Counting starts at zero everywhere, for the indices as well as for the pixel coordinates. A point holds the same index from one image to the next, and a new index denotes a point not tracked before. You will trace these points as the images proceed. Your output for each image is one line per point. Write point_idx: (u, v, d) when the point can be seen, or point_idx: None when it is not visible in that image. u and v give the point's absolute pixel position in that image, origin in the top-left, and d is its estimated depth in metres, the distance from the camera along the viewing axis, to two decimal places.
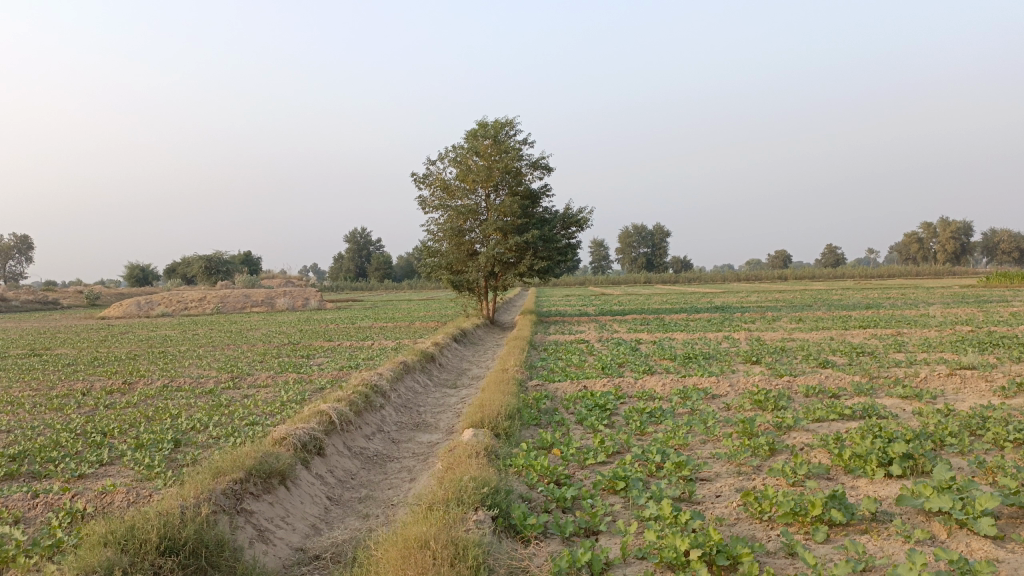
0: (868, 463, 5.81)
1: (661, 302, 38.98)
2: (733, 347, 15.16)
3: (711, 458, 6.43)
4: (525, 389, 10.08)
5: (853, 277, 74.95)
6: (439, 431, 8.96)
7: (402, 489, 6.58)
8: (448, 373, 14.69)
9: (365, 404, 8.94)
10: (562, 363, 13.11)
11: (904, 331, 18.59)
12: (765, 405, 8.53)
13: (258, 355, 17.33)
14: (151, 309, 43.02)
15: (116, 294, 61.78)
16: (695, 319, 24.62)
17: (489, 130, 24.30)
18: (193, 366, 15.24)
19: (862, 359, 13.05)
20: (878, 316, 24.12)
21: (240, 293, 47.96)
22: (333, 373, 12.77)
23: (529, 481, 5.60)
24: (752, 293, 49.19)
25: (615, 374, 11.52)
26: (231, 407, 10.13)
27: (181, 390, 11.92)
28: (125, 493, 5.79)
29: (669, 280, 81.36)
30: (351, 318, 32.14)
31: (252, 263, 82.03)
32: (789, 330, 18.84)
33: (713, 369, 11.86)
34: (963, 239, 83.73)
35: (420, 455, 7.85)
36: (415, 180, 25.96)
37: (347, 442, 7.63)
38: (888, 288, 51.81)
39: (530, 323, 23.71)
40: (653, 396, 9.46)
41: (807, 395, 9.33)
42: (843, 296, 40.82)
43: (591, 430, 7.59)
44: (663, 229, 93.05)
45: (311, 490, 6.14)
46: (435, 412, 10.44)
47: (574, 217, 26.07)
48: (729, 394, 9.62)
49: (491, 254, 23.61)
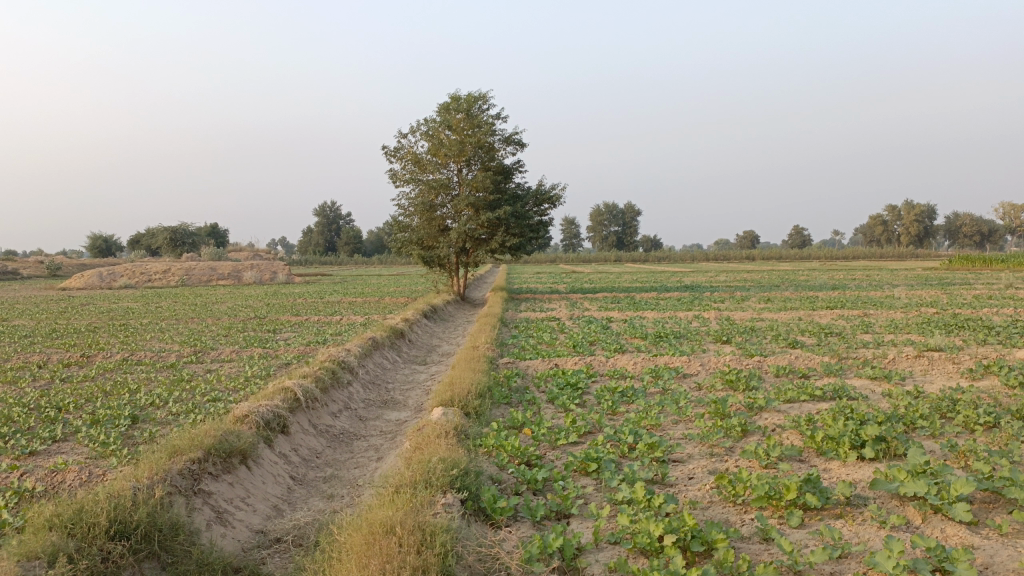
0: (841, 446, 5.78)
1: (632, 281, 38.99)
2: (704, 327, 15.15)
3: (684, 439, 6.35)
4: (496, 366, 9.92)
5: (820, 258, 75.94)
6: (407, 409, 8.77)
7: (368, 468, 6.41)
8: (417, 349, 14.50)
9: (332, 381, 8.72)
10: (533, 341, 13.00)
11: (870, 312, 18.78)
12: (736, 385, 8.48)
13: (222, 328, 16.96)
14: (113, 280, 42.09)
15: (77, 265, 60.42)
16: (665, 298, 24.65)
17: (462, 104, 23.94)
18: (155, 339, 14.87)
19: (831, 339, 13.11)
20: (845, 297, 24.39)
21: (206, 265, 47.11)
22: (300, 348, 12.51)
23: (500, 462, 5.46)
24: (721, 272, 49.60)
25: (587, 352, 11.43)
26: (193, 382, 9.85)
27: (142, 364, 11.59)
28: (78, 471, 5.54)
29: (639, 258, 81.69)
30: (320, 292, 31.71)
31: (219, 235, 80.66)
32: (758, 310, 18.92)
33: (684, 349, 11.82)
34: (926, 222, 85.17)
35: (387, 433, 7.68)
36: (386, 153, 25.52)
37: (312, 419, 7.42)
38: (852, 269, 52.56)
39: (500, 300, 23.54)
40: (624, 375, 9.37)
41: (778, 376, 9.31)
42: (810, 277, 41.27)
43: (562, 410, 7.47)
44: (634, 207, 93.26)
45: (274, 470, 5.94)
46: (404, 389, 10.25)
47: (547, 193, 25.87)
48: (700, 373, 9.56)
49: (463, 230, 23.35)
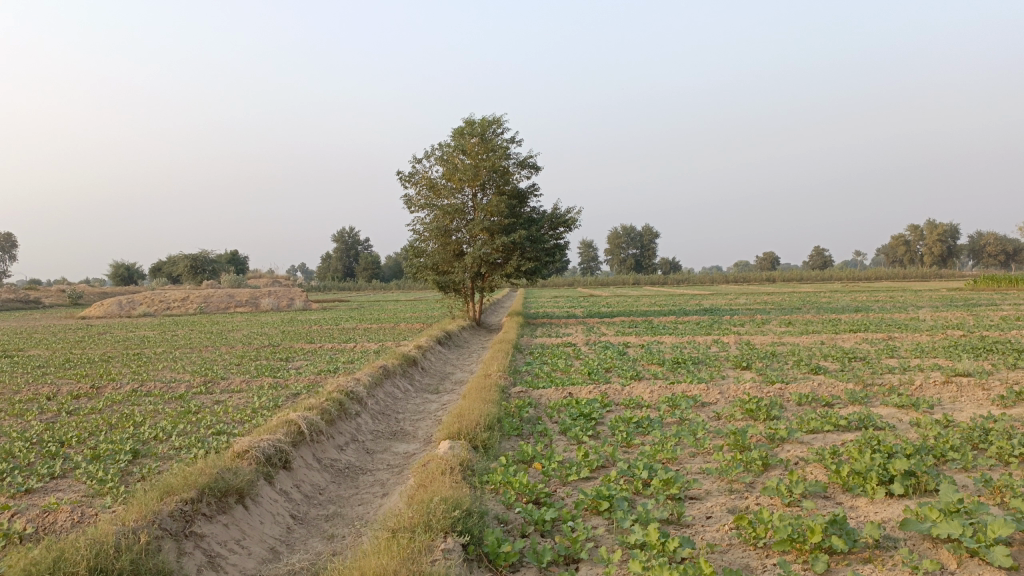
0: (867, 481, 5.48)
1: (650, 305, 38.56)
2: (723, 352, 14.81)
3: (701, 473, 6.06)
4: (508, 396, 9.68)
5: (841, 280, 74.99)
6: (416, 441, 8.53)
7: (372, 506, 6.17)
8: (430, 377, 14.29)
9: (339, 412, 8.51)
10: (547, 368, 12.74)
11: (895, 335, 18.31)
12: (756, 414, 8.16)
13: (235, 357, 16.85)
14: (132, 308, 42.39)
15: (99, 293, 61.06)
16: (683, 322, 24.28)
17: (476, 129, 23.92)
18: (168, 369, 14.79)
19: (854, 365, 12.71)
20: (868, 320, 23.88)
21: (225, 292, 47.36)
22: (311, 378, 12.35)
23: (507, 500, 5.22)
24: (741, 294, 49.12)
25: (602, 379, 11.16)
26: (200, 414, 9.69)
27: (151, 395, 11.46)
28: (70, 511, 5.35)
29: (657, 281, 81.22)
30: (335, 319, 31.63)
31: (238, 262, 81.26)
32: (779, 334, 18.54)
33: (702, 375, 11.51)
34: (949, 242, 84.03)
35: (394, 467, 7.44)
36: (401, 179, 25.52)
37: (317, 453, 7.21)
38: (875, 291, 51.79)
39: (516, 325, 23.30)
40: (640, 404, 9.09)
41: (800, 405, 8.97)
42: (832, 299, 40.65)
43: (575, 442, 7.21)
44: (652, 230, 92.96)
45: (273, 509, 5.72)
46: (414, 419, 10.02)
47: (562, 217, 25.71)
48: (719, 402, 9.24)
49: (477, 255, 23.20)
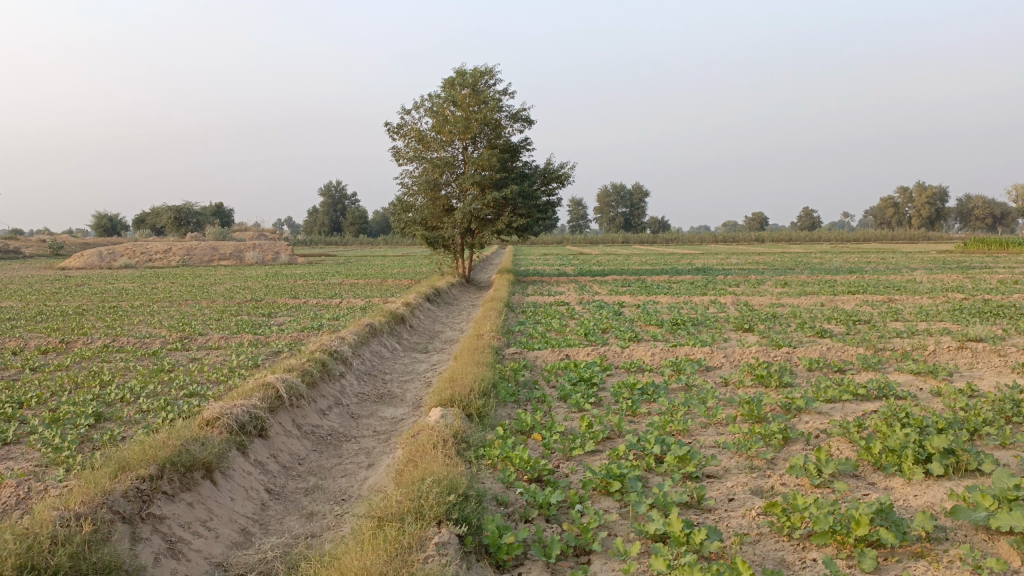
0: (903, 460, 4.97)
1: (641, 263, 38.02)
2: (722, 313, 14.29)
3: (717, 447, 5.55)
4: (502, 358, 9.13)
5: (830, 241, 74.63)
6: (404, 405, 7.96)
7: (356, 480, 5.61)
8: (419, 335, 13.72)
9: (321, 374, 7.90)
10: (541, 328, 12.19)
11: (895, 297, 17.86)
12: (768, 381, 7.66)
13: (215, 312, 16.19)
14: (113, 259, 41.40)
15: (80, 244, 59.74)
16: (677, 282, 23.78)
17: (467, 78, 22.98)
18: (143, 323, 14.12)
19: (859, 328, 12.22)
20: (863, 281, 23.46)
21: (208, 245, 46.28)
22: (293, 335, 11.73)
23: (506, 479, 4.70)
24: (732, 254, 48.65)
25: (600, 341, 10.63)
26: (172, 373, 9.07)
27: (123, 351, 10.82)
28: (16, 486, 4.76)
29: (646, 239, 80.60)
30: (321, 274, 30.90)
31: (224, 214, 79.87)
32: (777, 295, 18.06)
33: (704, 337, 11.00)
34: (938, 205, 83.66)
35: (381, 434, 6.88)
36: (389, 130, 24.63)
37: (297, 419, 6.62)
38: (865, 252, 51.49)
39: (507, 282, 22.66)
40: (642, 367, 8.56)
41: (812, 372, 8.47)
42: (824, 259, 40.34)
43: (577, 410, 6.67)
44: (642, 188, 92.20)
45: (246, 483, 5.17)
46: (401, 381, 9.45)
47: (555, 172, 24.95)
48: (726, 367, 8.73)
49: (468, 210, 22.48)
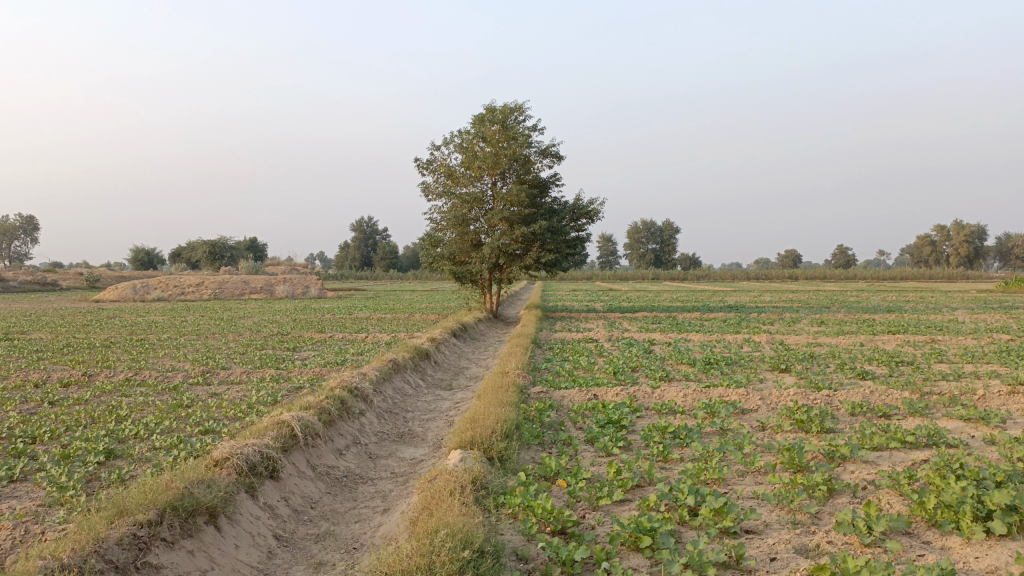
0: (962, 517, 4.53)
1: (672, 300, 37.45)
2: (757, 352, 13.82)
3: (755, 499, 5.16)
4: (527, 397, 8.81)
5: (865, 279, 73.31)
6: (425, 446, 7.65)
7: (370, 526, 5.30)
8: (444, 372, 13.44)
9: (340, 412, 7.64)
10: (569, 366, 11.85)
11: (937, 338, 17.22)
12: (808, 426, 7.23)
13: (240, 345, 16.10)
14: (147, 292, 41.96)
15: (117, 276, 60.78)
16: (709, 319, 23.27)
17: (497, 115, 22.97)
18: (168, 356, 14.04)
19: (901, 370, 11.68)
20: (903, 321, 22.74)
21: (241, 278, 46.70)
22: (315, 371, 11.52)
23: (527, 530, 4.37)
24: (765, 292, 47.84)
25: (629, 380, 10.25)
26: (190, 408, 8.88)
27: (144, 385, 10.69)
28: (13, 527, 4.54)
29: (677, 276, 79.88)
30: (349, 308, 30.87)
31: (258, 248, 80.92)
32: (813, 334, 17.51)
33: (739, 378, 10.57)
34: (976, 243, 81.94)
35: (399, 476, 6.57)
36: (419, 165, 24.68)
37: (311, 459, 6.35)
38: (902, 291, 50.32)
39: (535, 318, 22.35)
40: (674, 409, 8.18)
41: (855, 418, 8.02)
42: (860, 298, 39.41)
43: (604, 454, 6.32)
44: (672, 225, 91.73)
45: (253, 528, 4.89)
46: (423, 419, 9.15)
47: (584, 207, 24.76)
48: (762, 410, 8.30)
49: (496, 245, 22.32)
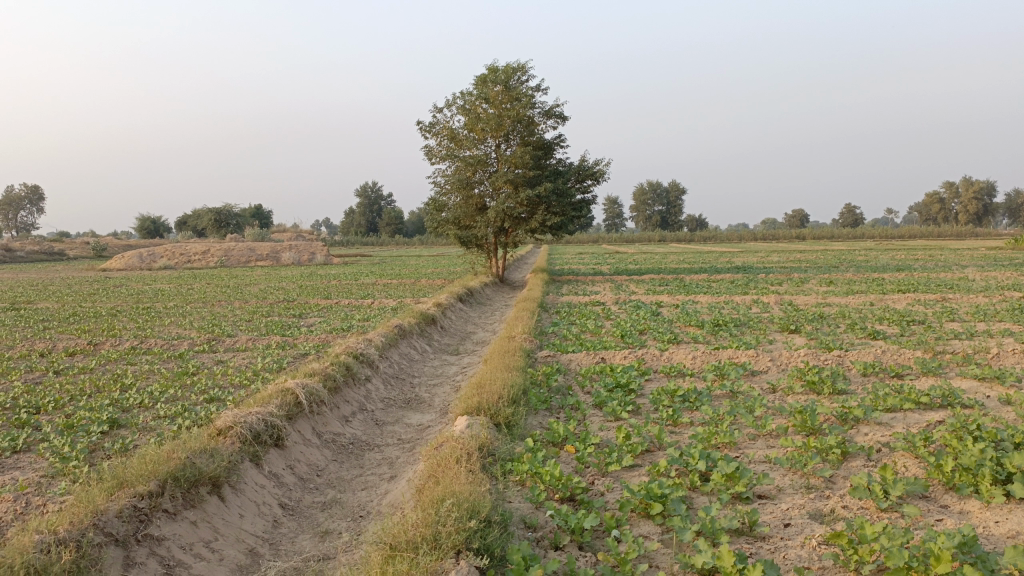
0: (980, 480, 4.43)
1: (679, 262, 37.19)
2: (765, 313, 13.68)
3: (768, 463, 5.07)
4: (534, 361, 8.72)
5: (873, 238, 72.81)
6: (432, 412, 7.57)
7: (376, 494, 5.23)
8: (450, 337, 13.36)
9: (345, 379, 7.55)
10: (576, 329, 11.75)
11: (948, 296, 17.03)
12: (820, 388, 7.12)
13: (246, 312, 16.02)
14: (153, 260, 41.97)
15: (123, 245, 60.78)
16: (717, 281, 23.09)
17: (500, 75, 22.58)
18: (174, 324, 13.99)
19: (913, 329, 11.53)
20: (913, 279, 22.53)
21: (246, 245, 46.61)
22: (321, 337, 11.44)
23: (535, 498, 4.29)
24: (772, 252, 47.50)
25: (637, 343, 10.14)
26: (196, 376, 8.82)
27: (149, 354, 10.63)
28: (14, 500, 4.49)
29: (683, 238, 79.44)
30: (355, 274, 30.76)
31: (264, 215, 80.74)
32: (822, 294, 17.35)
33: (748, 339, 10.45)
34: (986, 200, 81.10)
35: (406, 442, 6.50)
36: (422, 129, 24.36)
37: (317, 427, 6.26)
38: (911, 249, 49.88)
39: (541, 282, 22.22)
40: (683, 372, 8.08)
41: (867, 378, 7.91)
42: (869, 257, 39.12)
43: (614, 418, 6.22)
44: (679, 186, 90.99)
45: (258, 497, 4.82)
46: (430, 385, 9.07)
47: (590, 169, 24.45)
48: (772, 372, 8.19)
49: (501, 208, 22.09)
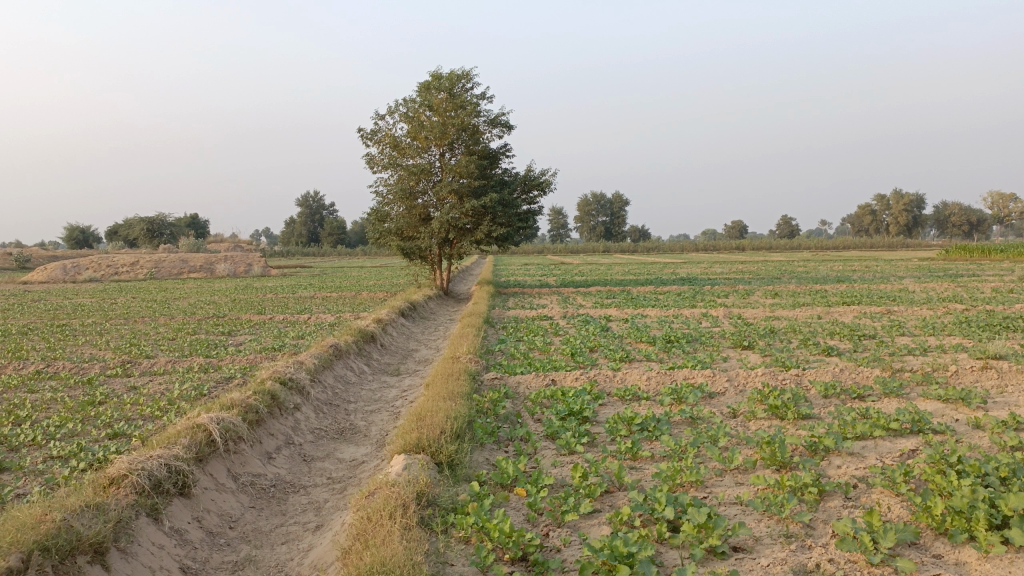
0: (975, 525, 4.00)
1: (623, 273, 36.98)
2: (717, 328, 13.33)
3: (740, 505, 4.56)
4: (480, 385, 8.10)
5: (810, 249, 74.36)
6: (367, 445, 6.86)
7: (296, 550, 4.53)
8: (390, 356, 12.63)
9: (269, 410, 6.80)
10: (524, 347, 11.19)
11: (893, 308, 17.03)
12: (784, 413, 6.70)
13: (170, 330, 14.97)
14: (78, 273, 39.95)
15: (49, 255, 57.79)
16: (665, 293, 22.84)
17: (444, 82, 21.99)
18: (89, 344, 12.88)
19: (866, 345, 11.30)
20: (857, 291, 22.67)
21: (179, 256, 44.70)
22: (250, 358, 10.60)
23: (482, 561, 3.67)
24: (715, 263, 47.83)
25: (588, 363, 9.62)
26: (103, 406, 7.91)
27: (54, 379, 9.60)
28: None
29: (627, 249, 79.80)
30: (293, 286, 29.62)
31: (201, 226, 78.16)
32: (770, 307, 17.17)
33: (702, 357, 10.03)
34: (915, 212, 83.89)
35: (336, 483, 5.80)
36: (363, 136, 23.56)
37: (233, 468, 5.53)
38: (847, 260, 50.83)
39: (487, 295, 21.62)
40: (638, 395, 7.58)
41: (828, 401, 7.56)
42: (809, 268, 39.56)
43: (567, 453, 5.65)
44: (622, 197, 91.57)
45: (153, 561, 4.09)
46: (366, 412, 8.34)
47: (536, 179, 24.01)
48: (731, 395, 7.74)
49: (446, 219, 21.42)
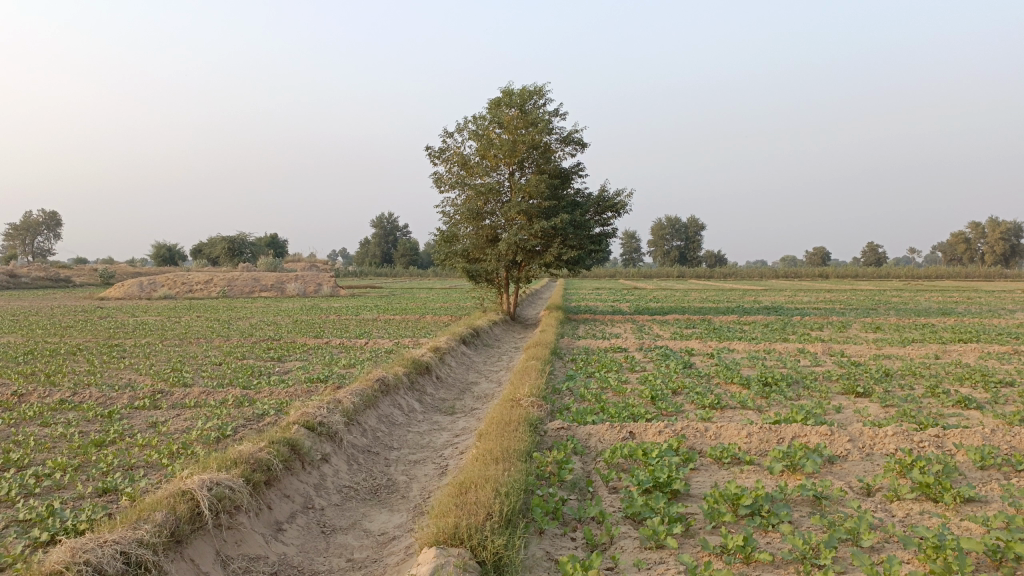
0: None
1: (701, 300, 34.91)
2: (819, 368, 11.58)
3: None
4: (542, 438, 6.75)
5: (899, 278, 70.30)
6: (399, 513, 5.54)
7: None
8: (447, 390, 11.40)
9: (285, 467, 5.59)
10: (596, 386, 9.79)
11: (1018, 348, 14.86)
12: (938, 493, 5.14)
13: (221, 354, 14.11)
14: (153, 290, 40.43)
15: (132, 272, 59.10)
16: (750, 323, 21.03)
17: (515, 99, 20.89)
18: (131, 369, 12.06)
19: (1007, 395, 9.42)
20: (969, 326, 20.31)
21: (250, 275, 44.74)
22: (290, 391, 9.51)
23: None
24: (799, 291, 44.97)
25: (672, 410, 8.15)
26: (111, 447, 6.85)
27: (76, 410, 8.67)
28: None
29: (703, 275, 77.04)
30: (358, 308, 28.88)
31: (280, 244, 79.30)
32: (874, 343, 15.23)
33: (808, 405, 8.42)
34: (1014, 240, 78.46)
35: (352, 570, 4.52)
36: (431, 154, 22.70)
37: (222, 551, 4.34)
38: (944, 290, 47.30)
39: (556, 321, 20.35)
40: (740, 458, 6.11)
41: (988, 475, 5.91)
42: (906, 298, 36.68)
43: (654, 547, 4.25)
44: (697, 221, 88.96)
45: None
46: (408, 463, 7.06)
47: (610, 200, 22.60)
48: (858, 462, 6.17)
49: (514, 240, 20.21)
